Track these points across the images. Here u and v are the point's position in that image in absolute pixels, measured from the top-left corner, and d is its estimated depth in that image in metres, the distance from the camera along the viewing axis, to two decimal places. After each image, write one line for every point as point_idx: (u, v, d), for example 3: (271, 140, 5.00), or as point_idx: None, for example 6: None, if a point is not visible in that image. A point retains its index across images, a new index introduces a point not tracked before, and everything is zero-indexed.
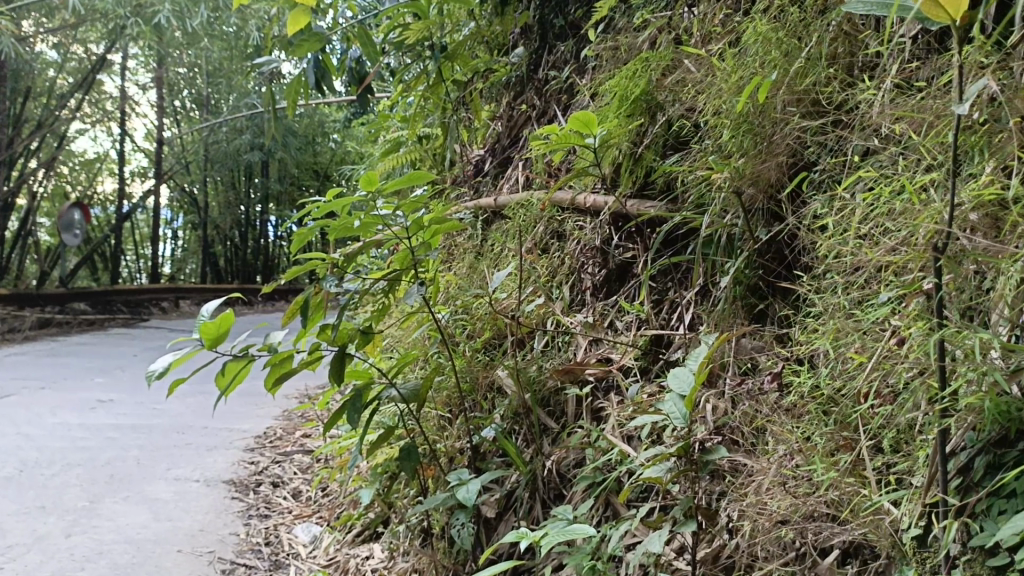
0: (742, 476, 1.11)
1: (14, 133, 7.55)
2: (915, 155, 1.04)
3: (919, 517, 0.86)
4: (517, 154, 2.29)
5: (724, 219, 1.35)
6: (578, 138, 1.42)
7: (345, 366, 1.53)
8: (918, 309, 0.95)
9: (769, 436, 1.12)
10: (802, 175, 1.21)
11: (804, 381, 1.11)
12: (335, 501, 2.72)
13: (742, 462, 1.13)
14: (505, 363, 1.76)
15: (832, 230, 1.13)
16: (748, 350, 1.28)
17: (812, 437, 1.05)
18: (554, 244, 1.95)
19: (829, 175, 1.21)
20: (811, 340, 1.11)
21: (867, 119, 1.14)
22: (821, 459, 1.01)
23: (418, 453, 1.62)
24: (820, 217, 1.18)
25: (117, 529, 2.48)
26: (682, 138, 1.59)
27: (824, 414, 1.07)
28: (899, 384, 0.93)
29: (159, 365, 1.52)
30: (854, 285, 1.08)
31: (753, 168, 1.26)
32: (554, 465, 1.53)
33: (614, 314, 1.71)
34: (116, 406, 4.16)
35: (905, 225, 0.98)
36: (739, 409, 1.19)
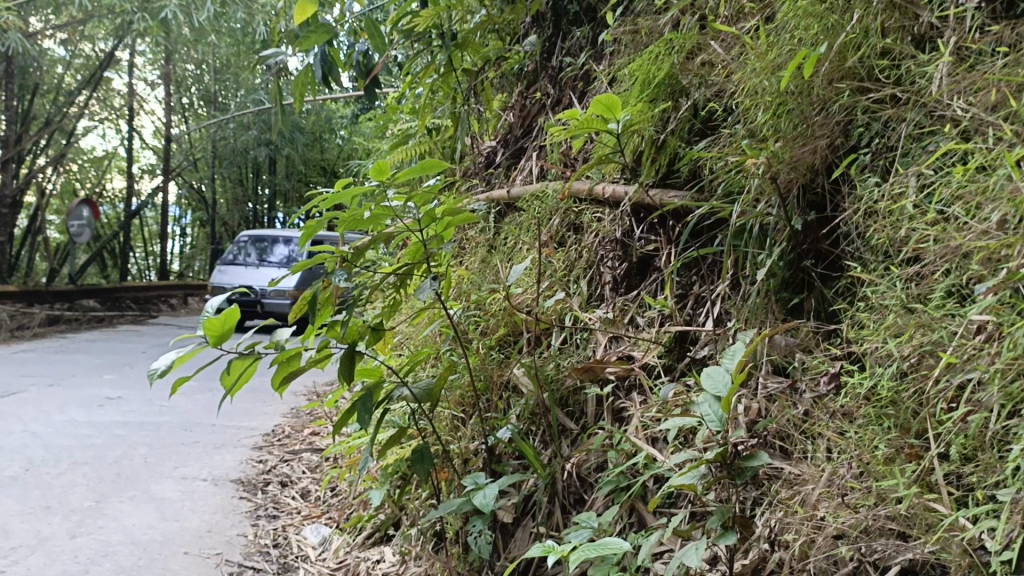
0: (793, 486, 1.04)
1: (23, 130, 7.51)
2: (994, 134, 0.97)
3: (1008, 537, 0.78)
4: (531, 144, 2.22)
5: (756, 208, 1.27)
6: (601, 124, 1.34)
7: (354, 364, 1.46)
8: (1008, 302, 0.88)
9: (824, 441, 1.05)
10: (850, 158, 1.13)
11: (859, 383, 1.04)
12: (344, 502, 2.64)
13: (793, 470, 1.05)
14: (522, 360, 1.69)
15: (896, 218, 1.06)
16: (783, 347, 1.21)
17: (872, 443, 0.98)
18: (570, 237, 1.87)
19: (882, 156, 1.13)
20: (870, 338, 1.04)
21: (928, 95, 1.07)
22: (884, 470, 0.93)
23: (432, 455, 1.54)
24: (876, 203, 1.11)
25: (123, 530, 2.42)
26: (710, 123, 1.51)
27: (880, 418, 1.00)
28: (987, 385, 0.86)
29: (161, 363, 1.44)
30: (924, 278, 1.00)
31: (790, 155, 1.20)
32: (575, 468, 1.46)
33: (635, 310, 1.64)
34: (123, 404, 4.11)
35: (992, 211, 0.91)
36: (796, 412, 1.11)
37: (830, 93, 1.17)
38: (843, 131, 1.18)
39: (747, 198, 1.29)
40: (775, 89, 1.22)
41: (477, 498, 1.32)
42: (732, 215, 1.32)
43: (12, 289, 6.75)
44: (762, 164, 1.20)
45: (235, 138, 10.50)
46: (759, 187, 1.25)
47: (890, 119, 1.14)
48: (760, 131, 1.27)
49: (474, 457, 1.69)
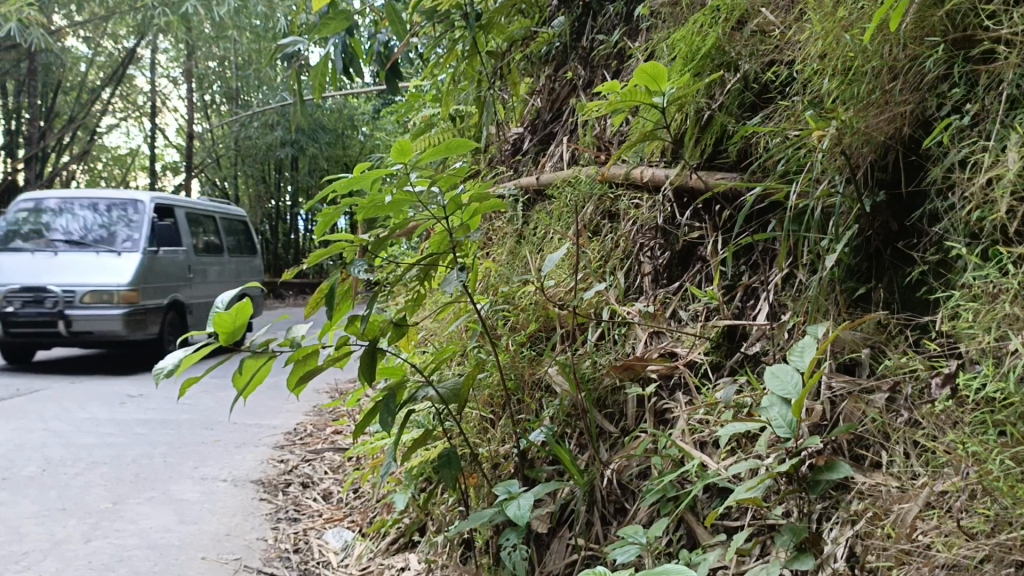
0: (888, 504, 0.92)
1: (46, 127, 7.50)
2: None
3: None
4: (562, 130, 2.10)
5: (819, 189, 1.16)
6: (644, 97, 1.22)
7: (375, 364, 1.35)
8: None
9: (930, 453, 0.93)
10: (946, 124, 1.01)
11: (972, 387, 0.91)
12: (367, 505, 2.55)
13: (889, 488, 0.93)
14: (555, 357, 1.58)
15: (1006, 195, 0.93)
16: (862, 341, 1.09)
17: (990, 458, 0.85)
18: (605, 225, 1.75)
19: (981, 121, 1.00)
20: (987, 334, 0.91)
21: None
22: (1007, 492, 0.80)
23: (460, 461, 1.43)
24: (981, 178, 0.98)
25: (139, 533, 2.33)
26: (766, 96, 1.39)
27: (996, 427, 0.87)
28: None
29: (168, 361, 1.34)
30: None
31: (865, 126, 1.09)
32: (615, 474, 1.35)
33: (676, 303, 1.51)
34: (145, 401, 4.05)
35: None
36: (889, 418, 0.99)
37: (913, 53, 1.05)
38: (929, 98, 1.06)
39: (809, 177, 1.18)
40: (848, 49, 1.10)
41: (513, 507, 1.20)
42: (791, 197, 1.20)
43: None
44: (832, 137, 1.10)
45: (258, 136, 10.47)
46: (828, 163, 1.14)
47: (990, 79, 1.01)
48: (827, 100, 1.16)
49: (505, 461, 1.57)
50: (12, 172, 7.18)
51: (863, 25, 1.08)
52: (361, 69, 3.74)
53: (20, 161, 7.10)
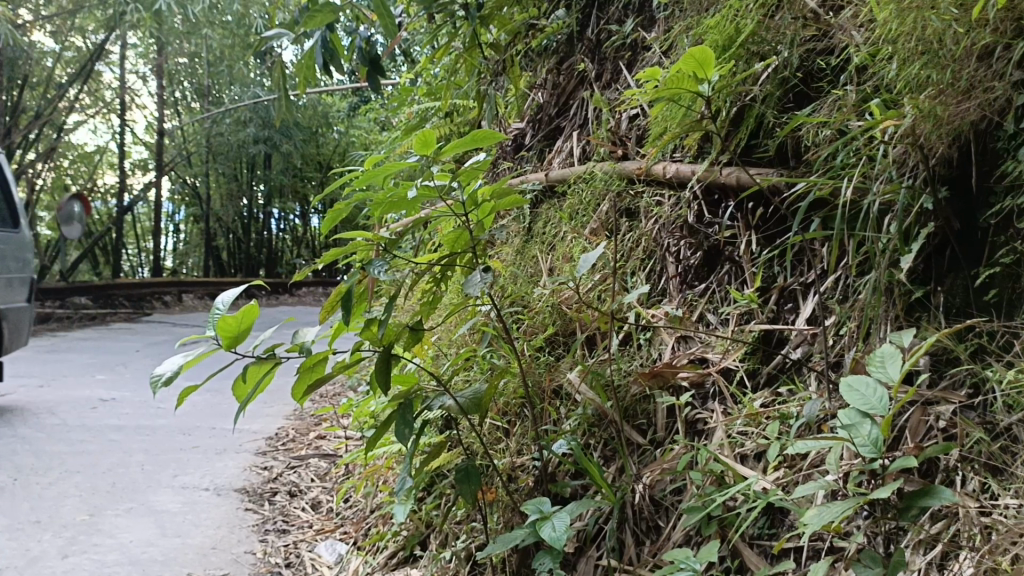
0: (984, 538, 0.83)
1: (12, 123, 7.20)
2: None
3: None
4: (571, 125, 2.02)
5: (885, 181, 1.08)
6: (690, 84, 1.14)
7: (391, 372, 1.26)
8: None
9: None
10: None
11: None
12: (361, 514, 2.44)
13: (984, 520, 0.85)
14: (575, 364, 1.50)
15: None
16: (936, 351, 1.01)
17: None
18: (624, 222, 1.66)
19: None
20: None
21: None
22: None
23: (480, 474, 1.35)
24: None
25: (119, 548, 2.20)
26: (815, 86, 1.31)
27: None
28: None
29: (165, 368, 1.23)
30: None
31: (947, 112, 1.01)
32: (647, 489, 1.26)
33: (704, 305, 1.43)
34: (119, 406, 3.89)
35: None
36: (977, 439, 0.91)
37: (1008, 32, 0.98)
38: (1020, 84, 0.98)
39: (868, 169, 1.11)
40: (928, 29, 1.04)
41: (547, 526, 1.11)
42: (845, 193, 1.13)
43: None
44: (906, 124, 1.03)
45: (231, 133, 10.30)
46: (894, 154, 1.07)
47: None
48: (896, 90, 1.10)
49: (522, 473, 1.47)
50: None
51: (949, 7, 1.02)
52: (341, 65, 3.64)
53: None
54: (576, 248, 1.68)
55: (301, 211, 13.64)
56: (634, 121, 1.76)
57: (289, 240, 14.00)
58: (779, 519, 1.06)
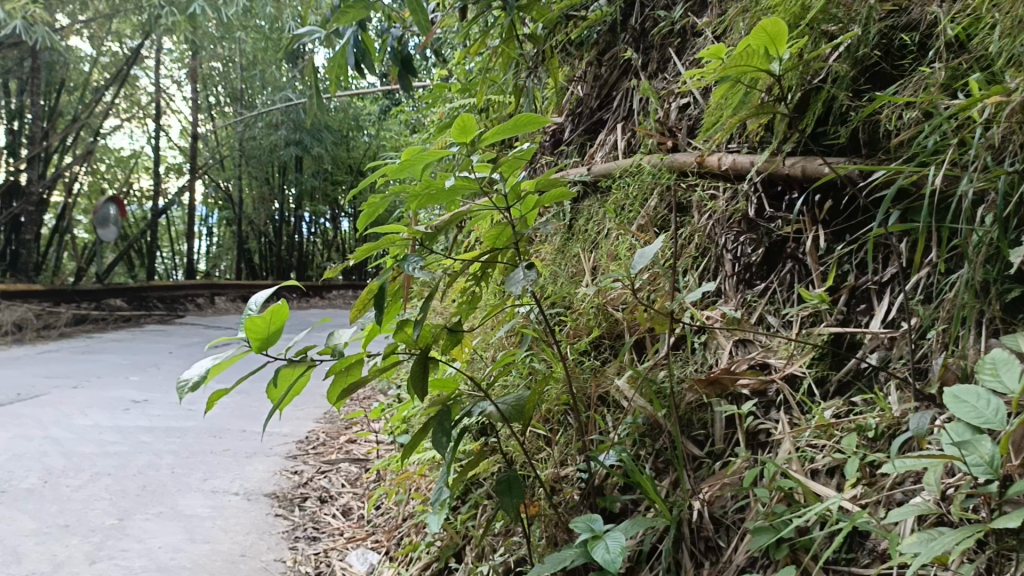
0: None
1: (50, 127, 7.20)
2: None
3: None
4: (615, 116, 1.92)
5: (985, 165, 0.97)
6: (761, 63, 1.08)
7: (427, 377, 1.17)
8: None
9: None
10: None
11: None
12: (393, 522, 2.37)
13: None
14: (623, 369, 1.40)
15: None
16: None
17: None
18: (675, 217, 1.56)
19: None
20: None
21: None
22: None
23: (523, 487, 1.26)
24: None
25: (147, 554, 2.13)
26: (894, 64, 1.21)
27: None
28: None
29: (192, 372, 1.16)
30: None
31: None
32: (706, 505, 1.16)
33: (764, 305, 1.33)
34: (150, 407, 3.85)
35: None
36: None
37: None
38: None
39: (964, 152, 1.01)
40: None
41: (600, 547, 1.01)
42: (935, 179, 1.03)
43: (37, 288, 6.53)
44: (1014, 100, 0.92)
45: (263, 137, 10.36)
46: (996, 134, 0.96)
47: None
48: (999, 63, 0.99)
49: (567, 485, 1.38)
50: (14, 172, 6.71)
51: None
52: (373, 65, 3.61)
53: (23, 160, 6.68)
54: (623, 246, 1.58)
55: (331, 215, 13.69)
56: (684, 111, 1.66)
57: (320, 244, 14.05)
58: (858, 544, 0.96)
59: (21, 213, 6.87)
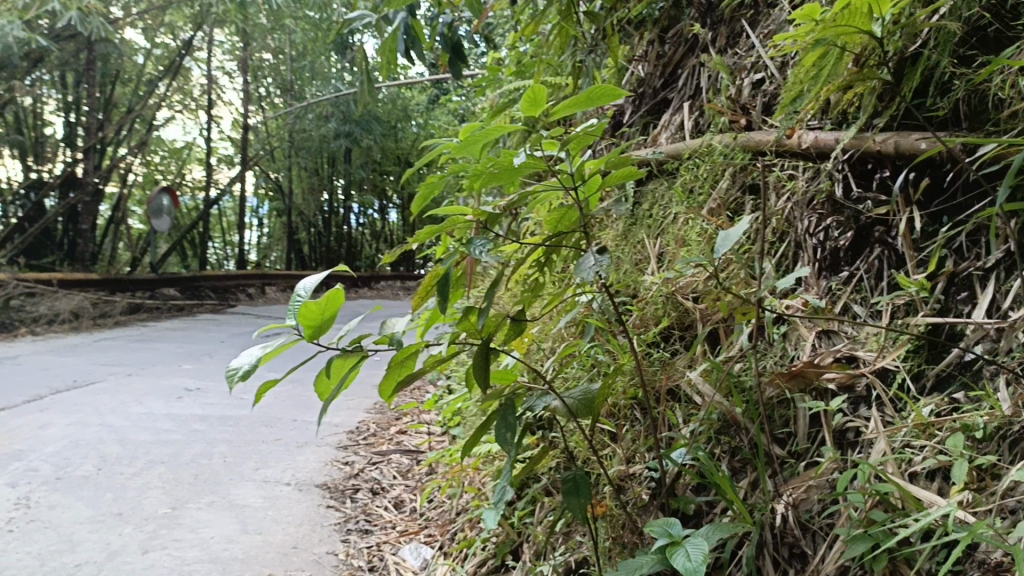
0: None
1: (106, 118, 7.30)
2: None
3: None
4: (681, 95, 1.84)
5: None
6: (862, 22, 1.03)
7: (490, 368, 1.12)
8: None
9: None
10: None
11: None
12: (447, 516, 2.32)
13: None
14: (695, 363, 1.32)
15: None
16: None
17: None
18: (749, 200, 1.47)
19: None
20: None
21: None
22: None
23: (590, 486, 1.19)
24: None
25: (199, 544, 2.11)
26: (1008, 26, 1.10)
27: None
28: None
29: (242, 360, 1.10)
30: None
31: None
32: (791, 509, 1.08)
33: (850, 294, 1.23)
34: (203, 396, 3.87)
35: None
36: None
37: None
38: None
39: None
40: None
41: (680, 554, 0.92)
42: None
43: (94, 277, 6.63)
44: None
45: (314, 128, 10.42)
46: None
47: None
48: None
49: (636, 484, 1.30)
50: (72, 162, 6.81)
51: None
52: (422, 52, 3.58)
53: (80, 150, 6.78)
54: (693, 231, 1.49)
55: (379, 206, 13.74)
56: (759, 87, 1.57)
57: (368, 235, 14.12)
58: (967, 556, 0.88)
59: (78, 203, 6.98)
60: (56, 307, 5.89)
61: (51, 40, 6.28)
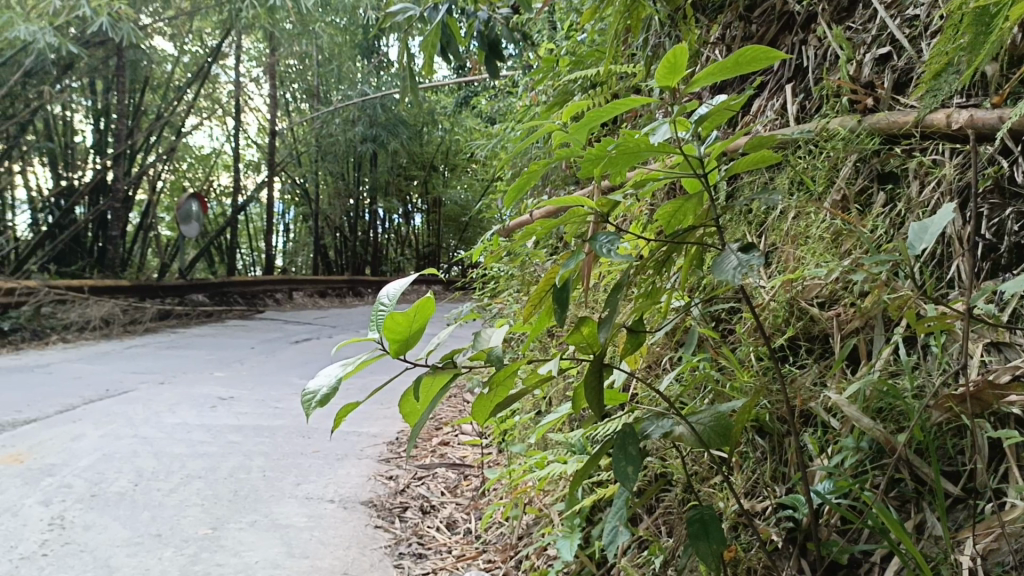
0: None
1: (136, 125, 7.14)
2: None
3: None
4: (777, 78, 1.65)
5: None
6: None
7: (603, 388, 0.94)
8: None
9: None
10: None
11: None
12: (508, 540, 2.15)
13: None
14: (833, 381, 1.14)
15: None
16: None
17: None
18: (880, 190, 1.28)
19: None
20: None
21: None
22: None
23: (722, 529, 0.98)
24: None
25: (244, 570, 1.92)
26: None
27: None
28: None
29: (319, 381, 0.94)
30: None
31: None
32: (979, 560, 0.88)
33: (1019, 299, 1.04)
34: (237, 405, 3.71)
35: None
36: None
37: None
38: None
39: None
40: None
41: None
42: None
43: (123, 285, 6.53)
44: None
45: (341, 133, 10.27)
46: None
47: None
48: None
49: (763, 522, 1.11)
50: (101, 169, 6.69)
51: None
52: (459, 53, 3.44)
53: (109, 157, 6.66)
54: (815, 226, 1.32)
55: (404, 211, 13.62)
56: (883, 62, 1.39)
57: (393, 240, 14.01)
58: None
59: (108, 210, 6.86)
60: (86, 314, 5.76)
61: (80, 45, 6.12)
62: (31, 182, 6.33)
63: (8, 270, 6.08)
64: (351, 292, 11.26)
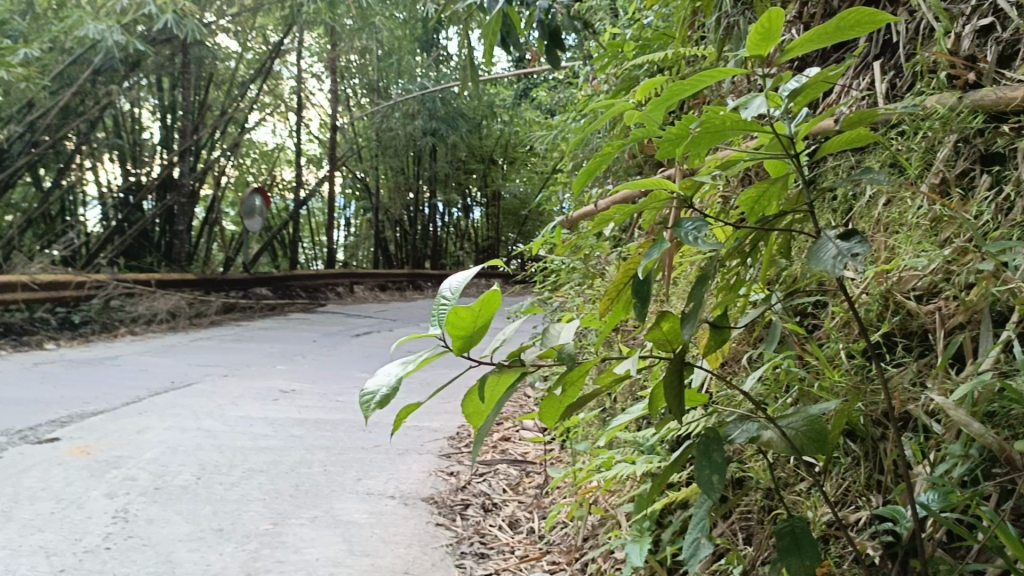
0: None
1: (200, 122, 7.25)
2: None
3: None
4: (865, 55, 1.54)
5: None
6: None
7: (684, 389, 0.86)
8: None
9: None
10: None
11: None
12: (572, 541, 2.09)
13: None
14: (937, 381, 1.05)
15: None
16: None
17: None
18: (984, 173, 1.17)
19: None
20: None
21: None
22: None
23: (815, 543, 0.90)
24: None
25: (305, 567, 1.89)
26: None
27: None
28: None
29: (378, 381, 0.88)
30: None
31: None
32: None
33: None
34: (299, 399, 3.71)
35: None
36: None
37: None
38: None
39: None
40: None
41: None
42: None
43: (189, 279, 6.64)
44: None
45: (400, 127, 10.29)
46: None
47: None
48: None
49: (858, 535, 1.03)
50: (168, 165, 6.81)
51: None
52: (519, 42, 3.39)
53: (176, 154, 6.78)
54: (911, 213, 1.22)
55: (463, 204, 13.62)
56: (985, 34, 1.28)
57: (452, 234, 14.03)
58: None
59: (175, 206, 6.99)
60: (153, 307, 5.87)
61: (147, 43, 6.21)
62: (101, 178, 6.45)
63: (80, 265, 6.23)
64: (411, 286, 11.30)
